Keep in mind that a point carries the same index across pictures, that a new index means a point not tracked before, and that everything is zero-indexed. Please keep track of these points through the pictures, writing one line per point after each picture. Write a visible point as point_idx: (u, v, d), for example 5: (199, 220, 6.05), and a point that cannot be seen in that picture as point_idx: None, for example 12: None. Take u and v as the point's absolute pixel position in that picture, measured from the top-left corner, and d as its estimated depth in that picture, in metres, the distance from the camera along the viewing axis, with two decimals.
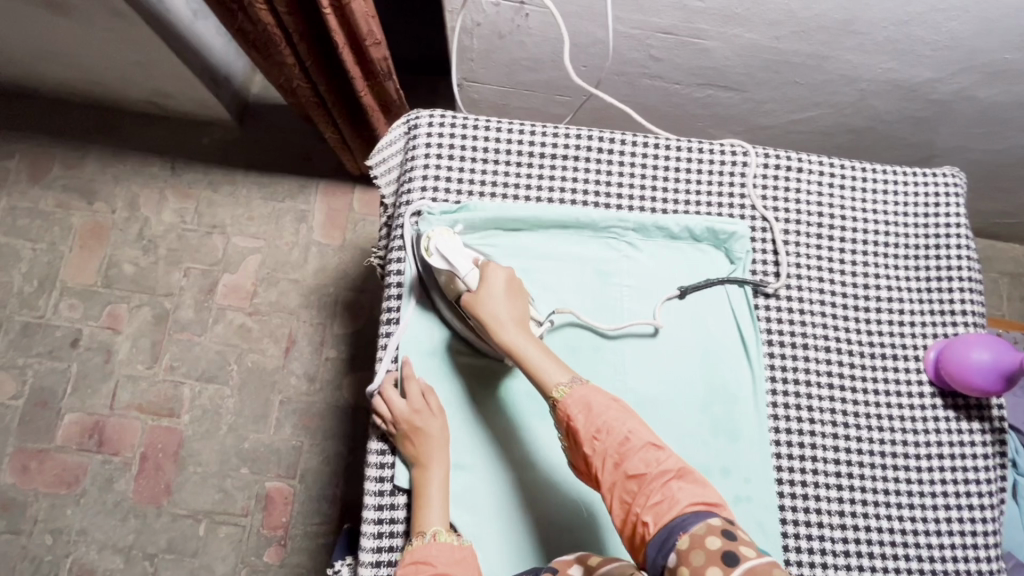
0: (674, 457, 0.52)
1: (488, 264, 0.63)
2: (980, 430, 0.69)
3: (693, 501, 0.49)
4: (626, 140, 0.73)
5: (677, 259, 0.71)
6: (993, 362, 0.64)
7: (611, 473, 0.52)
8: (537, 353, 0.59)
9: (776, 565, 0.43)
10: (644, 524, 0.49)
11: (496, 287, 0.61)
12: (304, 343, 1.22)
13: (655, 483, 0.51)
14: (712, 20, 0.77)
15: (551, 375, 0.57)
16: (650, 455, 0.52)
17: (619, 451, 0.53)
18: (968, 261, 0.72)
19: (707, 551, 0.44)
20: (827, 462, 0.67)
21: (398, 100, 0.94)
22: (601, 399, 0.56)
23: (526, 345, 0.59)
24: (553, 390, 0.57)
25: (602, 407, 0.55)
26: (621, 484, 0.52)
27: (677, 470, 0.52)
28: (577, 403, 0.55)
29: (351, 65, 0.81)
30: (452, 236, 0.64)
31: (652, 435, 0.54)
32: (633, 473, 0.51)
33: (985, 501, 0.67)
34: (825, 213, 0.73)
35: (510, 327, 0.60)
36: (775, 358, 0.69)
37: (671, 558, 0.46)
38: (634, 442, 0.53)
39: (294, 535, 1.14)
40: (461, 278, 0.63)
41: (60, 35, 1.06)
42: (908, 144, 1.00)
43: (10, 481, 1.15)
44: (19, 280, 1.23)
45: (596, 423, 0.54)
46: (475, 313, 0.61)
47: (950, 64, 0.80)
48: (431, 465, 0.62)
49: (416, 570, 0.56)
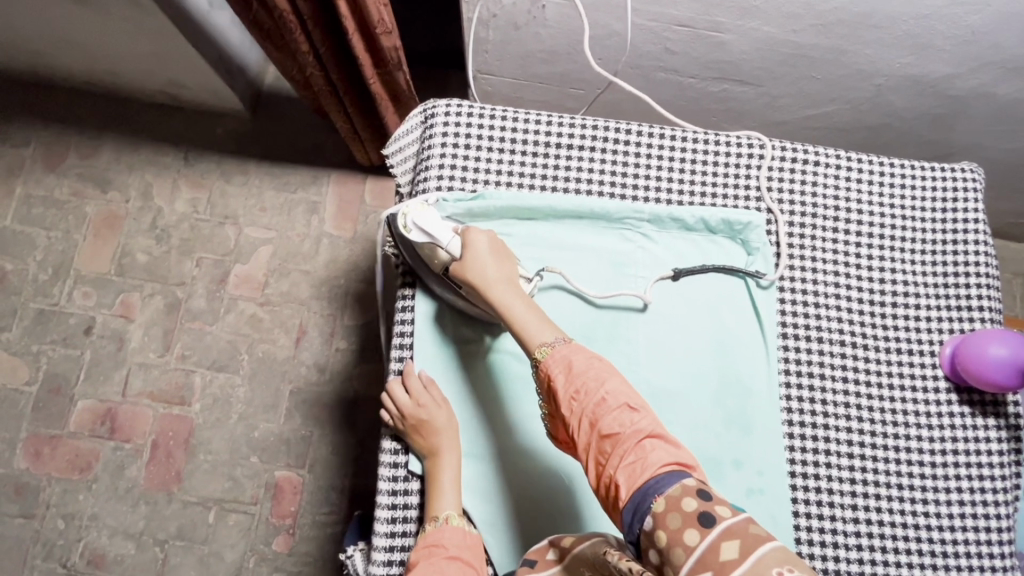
0: (649, 416, 0.52)
1: (472, 230, 0.64)
2: (995, 427, 0.68)
3: (666, 460, 0.49)
4: (643, 132, 0.73)
5: (692, 251, 0.71)
6: (1011, 357, 0.64)
7: (586, 435, 0.52)
8: (525, 312, 0.60)
9: (750, 522, 0.44)
10: (618, 484, 0.49)
11: (480, 250, 0.63)
12: (314, 334, 1.23)
13: (628, 443, 0.50)
14: (730, 13, 0.77)
15: (539, 335, 0.58)
16: (624, 416, 0.51)
17: (594, 411, 0.52)
18: (985, 256, 0.72)
19: (683, 513, 0.45)
20: (840, 455, 0.67)
21: (407, 90, 0.94)
22: (581, 356, 0.56)
23: (516, 304, 0.61)
24: (537, 350, 0.58)
25: (580, 367, 0.54)
26: (596, 445, 0.52)
27: (651, 430, 0.51)
28: (559, 361, 0.56)
29: (362, 53, 0.82)
30: (430, 210, 0.65)
31: (625, 393, 0.53)
32: (607, 434, 0.51)
33: (1000, 497, 0.67)
34: (842, 206, 0.72)
35: (497, 287, 0.61)
36: (789, 351, 0.69)
37: (646, 522, 0.46)
38: (609, 402, 0.52)
39: (303, 524, 1.15)
40: (444, 248, 0.64)
41: (76, 23, 1.07)
42: (925, 141, 1.00)
43: (23, 466, 1.16)
44: (34, 267, 1.24)
45: (574, 383, 0.54)
46: (465, 278, 0.63)
47: (970, 59, 0.79)
48: (443, 453, 0.63)
49: (428, 553, 0.57)
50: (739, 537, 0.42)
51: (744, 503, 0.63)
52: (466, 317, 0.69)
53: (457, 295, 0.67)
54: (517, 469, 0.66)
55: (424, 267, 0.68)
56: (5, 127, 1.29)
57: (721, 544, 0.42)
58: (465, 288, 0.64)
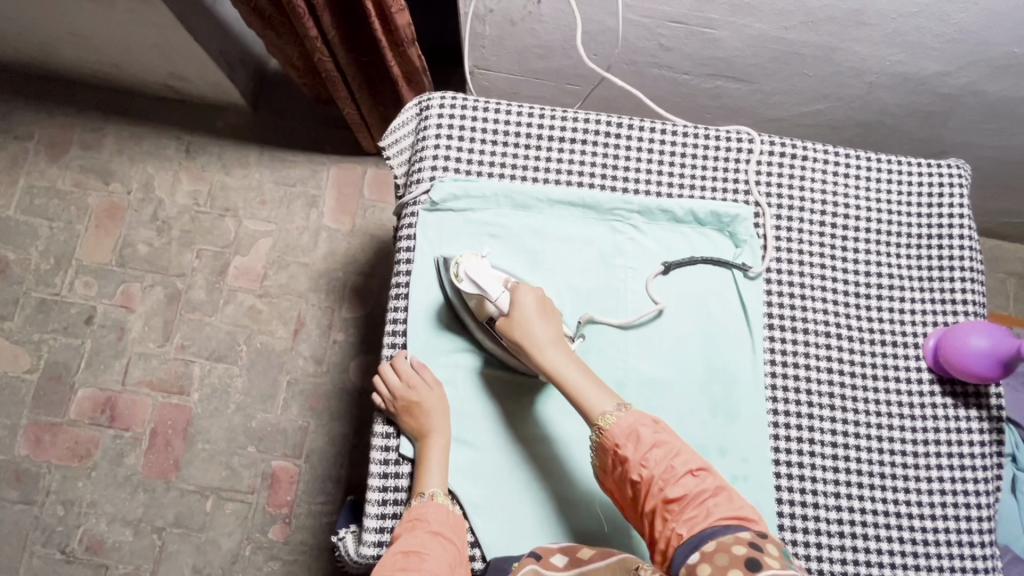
0: (713, 478, 0.54)
1: (520, 286, 0.64)
2: (977, 417, 0.69)
3: (727, 515, 0.51)
4: (634, 125, 0.74)
5: (681, 242, 0.72)
6: (991, 348, 0.65)
7: (652, 496, 0.54)
8: (581, 377, 0.61)
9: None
10: (680, 537, 0.51)
11: (530, 309, 0.63)
12: (312, 326, 1.24)
13: (693, 502, 0.53)
14: (721, 9, 0.78)
15: (598, 402, 0.59)
16: (691, 480, 0.54)
17: (662, 476, 0.54)
18: (970, 251, 0.73)
19: (731, 555, 0.47)
20: (824, 444, 0.68)
21: (422, 69, 0.95)
22: (647, 427, 0.57)
23: (570, 368, 0.61)
24: (599, 418, 0.58)
25: (649, 439, 0.56)
26: (662, 506, 0.54)
27: (714, 489, 0.53)
28: (624, 431, 0.57)
29: (379, 34, 0.85)
30: (481, 260, 0.66)
31: (692, 460, 0.55)
32: (673, 497, 0.53)
33: (981, 485, 0.68)
34: (829, 200, 0.73)
35: (548, 349, 0.62)
36: (775, 341, 0.70)
37: (693, 557, 0.48)
38: (677, 467, 0.54)
39: (299, 513, 1.16)
40: (492, 301, 0.64)
41: (79, 16, 1.08)
42: (916, 139, 1.01)
43: (23, 453, 1.18)
44: (37, 257, 1.26)
45: (643, 451, 0.56)
46: (512, 338, 0.62)
47: (959, 57, 0.80)
48: (432, 435, 0.64)
49: (410, 526, 0.59)
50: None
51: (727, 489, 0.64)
52: (501, 362, 0.68)
53: (500, 345, 0.66)
54: (511, 459, 0.66)
55: (463, 309, 0.68)
56: (9, 118, 1.31)
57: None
58: (513, 346, 0.64)
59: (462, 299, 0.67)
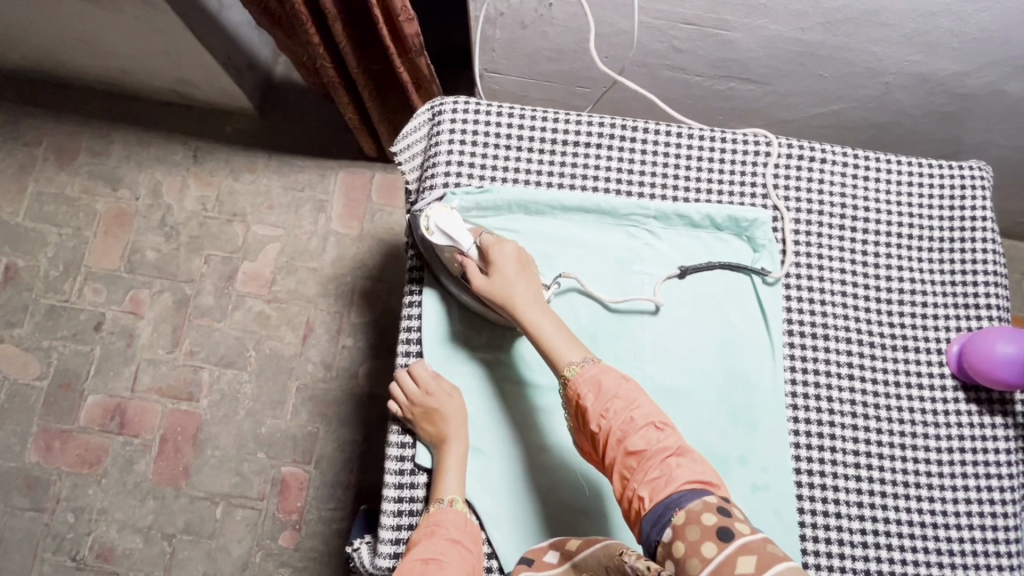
0: (676, 435, 0.54)
1: (497, 239, 0.64)
2: (1003, 425, 0.68)
3: (691, 479, 0.51)
4: (649, 129, 0.73)
5: (698, 248, 0.71)
6: (1016, 354, 0.63)
7: (613, 450, 0.54)
8: (553, 328, 0.61)
9: (769, 541, 0.45)
10: (643, 500, 0.51)
11: (507, 262, 0.63)
12: (321, 331, 1.23)
13: (653, 458, 0.52)
14: (737, 10, 0.77)
15: (567, 353, 0.59)
16: (652, 434, 0.53)
17: (621, 427, 0.54)
18: (993, 254, 0.72)
19: (702, 526, 0.46)
20: (846, 452, 0.67)
21: (430, 77, 0.95)
22: (611, 378, 0.57)
23: (545, 320, 0.62)
24: (565, 368, 0.59)
25: (611, 389, 0.56)
26: (621, 461, 0.53)
27: (675, 448, 0.53)
28: (588, 381, 0.57)
29: (387, 42, 0.84)
30: (452, 212, 0.65)
31: (652, 412, 0.55)
32: (632, 451, 0.53)
33: (1007, 495, 0.67)
34: (848, 203, 0.72)
35: (523, 302, 0.62)
36: (795, 347, 0.69)
37: (665, 533, 0.48)
38: (636, 420, 0.54)
39: (308, 520, 1.15)
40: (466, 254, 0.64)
41: (87, 21, 1.08)
42: (933, 139, 0.99)
43: (34, 460, 1.17)
44: (46, 264, 1.26)
45: (605, 402, 0.55)
46: (487, 291, 0.62)
47: (979, 57, 0.79)
48: (450, 441, 0.63)
49: (427, 533, 0.58)
50: (757, 553, 0.43)
51: (748, 499, 0.63)
52: (477, 316, 0.69)
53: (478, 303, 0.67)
54: (526, 466, 0.65)
55: (440, 265, 0.68)
56: (18, 125, 1.31)
57: (737, 558, 0.44)
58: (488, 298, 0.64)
59: (437, 254, 0.67)
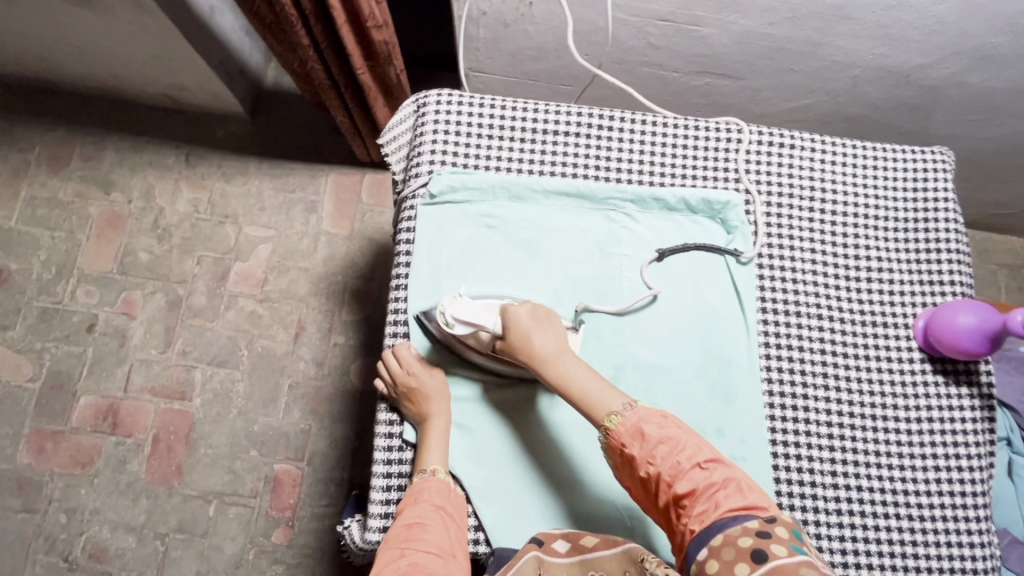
0: (722, 470, 0.55)
1: (509, 305, 0.65)
2: (968, 395, 0.71)
3: (736, 507, 0.52)
4: (625, 118, 0.76)
5: (674, 230, 0.73)
6: (977, 325, 0.66)
7: (663, 491, 0.55)
8: (585, 377, 0.61)
9: (806, 565, 0.46)
10: (692, 531, 0.53)
11: (524, 324, 0.63)
12: (313, 329, 1.25)
13: (703, 495, 0.53)
14: (709, 7, 0.80)
15: (606, 403, 0.60)
16: (698, 473, 0.54)
17: (670, 472, 0.55)
18: (956, 233, 0.75)
19: (738, 548, 0.49)
20: (820, 424, 0.69)
21: (397, 84, 0.99)
22: (653, 424, 0.57)
23: (577, 372, 0.62)
24: (606, 419, 0.59)
25: (654, 435, 0.56)
26: (673, 502, 0.55)
27: (723, 481, 0.54)
28: (630, 430, 0.57)
29: (352, 45, 0.87)
30: (463, 299, 0.66)
31: (698, 452, 0.56)
32: (682, 492, 0.54)
33: (974, 461, 0.69)
34: (817, 187, 0.76)
35: (554, 360, 0.62)
36: (769, 324, 0.71)
37: (702, 553, 0.50)
38: (683, 463, 0.55)
39: (302, 516, 1.16)
40: (488, 330, 0.64)
41: (80, 27, 1.10)
42: (903, 132, 1.03)
43: (26, 461, 1.18)
44: (38, 267, 1.27)
45: (650, 449, 0.56)
46: (516, 355, 0.63)
47: (939, 48, 0.83)
48: (433, 418, 0.65)
49: (410, 501, 0.60)
50: None
51: None
52: (506, 378, 0.68)
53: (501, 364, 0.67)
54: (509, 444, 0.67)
55: (460, 344, 0.67)
56: (11, 132, 1.33)
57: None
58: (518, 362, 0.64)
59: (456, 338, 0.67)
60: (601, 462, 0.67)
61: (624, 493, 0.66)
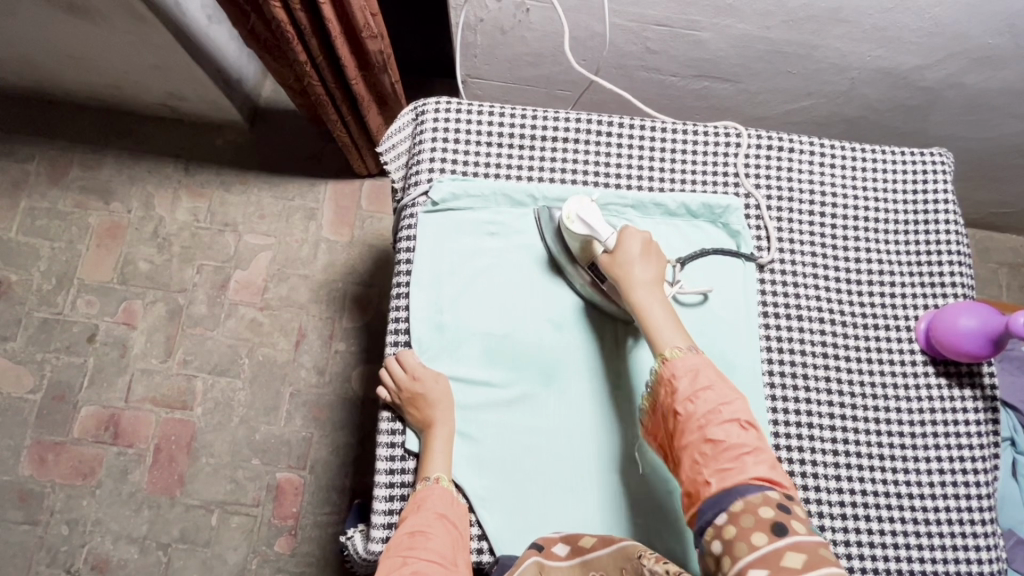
0: (757, 436, 0.55)
1: (629, 228, 0.66)
2: (972, 397, 0.71)
3: (762, 475, 0.52)
4: (624, 123, 0.76)
5: (675, 235, 0.73)
6: (979, 327, 0.67)
7: (692, 432, 0.55)
8: (665, 315, 0.62)
9: (820, 546, 0.48)
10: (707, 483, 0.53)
11: (632, 249, 0.64)
12: (314, 337, 1.25)
13: (731, 452, 0.53)
14: (705, 11, 0.80)
15: (671, 337, 0.61)
16: (734, 429, 0.54)
17: (705, 415, 0.55)
18: (957, 234, 0.75)
19: (758, 517, 0.50)
20: (823, 428, 0.69)
21: (392, 94, 0.99)
22: (708, 372, 0.58)
23: (659, 308, 0.62)
24: (665, 350, 0.60)
25: (705, 380, 0.57)
26: (699, 446, 0.54)
27: (754, 446, 0.54)
28: (686, 368, 0.58)
29: (347, 56, 0.87)
30: (593, 205, 0.67)
31: (741, 410, 0.56)
32: (711, 439, 0.54)
33: (978, 464, 0.69)
34: (816, 191, 0.75)
35: (643, 288, 0.63)
36: (771, 329, 0.71)
37: (720, 515, 0.51)
38: (722, 413, 0.55)
39: (304, 525, 1.16)
40: (601, 241, 0.66)
41: (78, 38, 1.11)
42: (900, 132, 1.04)
43: (28, 473, 1.18)
44: (39, 277, 1.27)
45: (696, 389, 0.57)
46: (612, 272, 0.65)
47: (935, 50, 0.83)
48: (436, 426, 0.65)
49: (413, 509, 0.60)
50: (808, 554, 0.47)
51: None
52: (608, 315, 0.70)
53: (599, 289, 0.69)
54: (513, 449, 0.67)
55: (569, 257, 0.70)
56: (9, 143, 1.33)
57: (786, 552, 0.47)
58: (610, 282, 0.66)
59: (568, 247, 0.70)
60: (603, 467, 0.67)
61: (626, 496, 0.66)
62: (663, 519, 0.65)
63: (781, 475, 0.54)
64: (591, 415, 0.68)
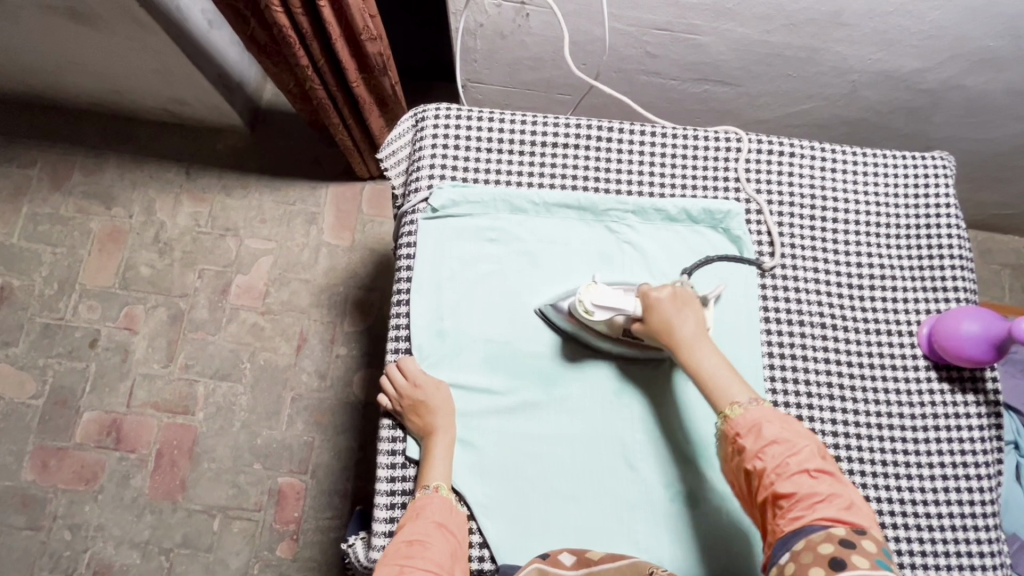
0: (830, 483, 0.54)
1: (648, 287, 0.65)
2: (975, 402, 0.70)
3: (834, 520, 0.52)
4: (624, 129, 0.76)
5: (676, 240, 0.73)
6: (982, 332, 0.66)
7: (762, 487, 0.55)
8: (718, 367, 0.61)
9: None
10: (780, 531, 0.53)
11: (664, 308, 0.63)
12: (315, 341, 1.25)
13: (802, 502, 0.53)
14: (705, 15, 0.80)
15: (730, 393, 0.60)
16: (803, 480, 0.54)
17: (775, 470, 0.54)
18: (958, 239, 0.75)
19: (817, 554, 0.50)
20: (825, 434, 0.69)
21: (392, 96, 0.99)
22: (774, 425, 0.56)
23: (709, 361, 0.62)
24: (727, 407, 0.59)
25: (772, 435, 0.56)
26: (771, 499, 0.54)
27: (826, 494, 0.53)
28: (748, 424, 0.57)
29: (348, 59, 0.87)
30: (598, 287, 0.66)
31: (810, 459, 0.55)
32: (781, 492, 0.54)
33: (982, 470, 0.69)
34: (818, 196, 0.75)
35: (689, 344, 0.62)
36: (772, 335, 0.71)
37: (784, 556, 0.51)
38: (791, 465, 0.54)
39: (306, 530, 1.16)
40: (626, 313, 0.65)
41: (80, 43, 1.11)
42: (901, 135, 1.03)
43: (30, 478, 1.18)
44: (40, 282, 1.27)
45: (763, 443, 0.56)
46: (652, 335, 0.64)
47: (937, 53, 0.83)
48: (438, 434, 0.65)
49: (411, 516, 0.60)
50: None
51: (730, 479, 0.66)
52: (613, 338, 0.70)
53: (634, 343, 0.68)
54: (516, 457, 0.67)
55: (590, 333, 0.68)
56: (12, 148, 1.33)
57: None
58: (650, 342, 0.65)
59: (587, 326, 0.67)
60: (605, 474, 0.67)
61: (630, 503, 0.66)
62: (667, 527, 0.65)
63: (857, 515, 0.52)
64: (595, 425, 0.68)
